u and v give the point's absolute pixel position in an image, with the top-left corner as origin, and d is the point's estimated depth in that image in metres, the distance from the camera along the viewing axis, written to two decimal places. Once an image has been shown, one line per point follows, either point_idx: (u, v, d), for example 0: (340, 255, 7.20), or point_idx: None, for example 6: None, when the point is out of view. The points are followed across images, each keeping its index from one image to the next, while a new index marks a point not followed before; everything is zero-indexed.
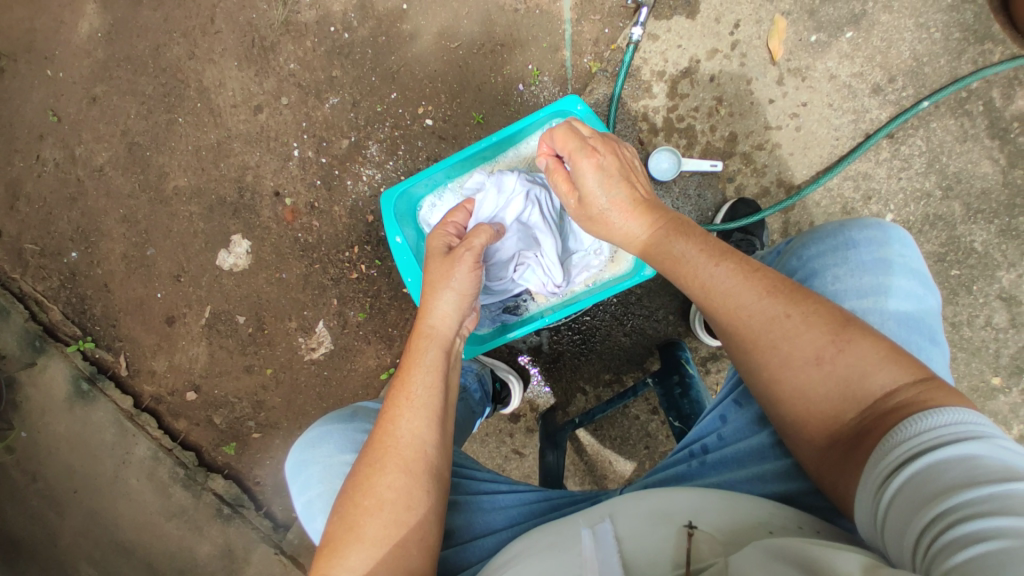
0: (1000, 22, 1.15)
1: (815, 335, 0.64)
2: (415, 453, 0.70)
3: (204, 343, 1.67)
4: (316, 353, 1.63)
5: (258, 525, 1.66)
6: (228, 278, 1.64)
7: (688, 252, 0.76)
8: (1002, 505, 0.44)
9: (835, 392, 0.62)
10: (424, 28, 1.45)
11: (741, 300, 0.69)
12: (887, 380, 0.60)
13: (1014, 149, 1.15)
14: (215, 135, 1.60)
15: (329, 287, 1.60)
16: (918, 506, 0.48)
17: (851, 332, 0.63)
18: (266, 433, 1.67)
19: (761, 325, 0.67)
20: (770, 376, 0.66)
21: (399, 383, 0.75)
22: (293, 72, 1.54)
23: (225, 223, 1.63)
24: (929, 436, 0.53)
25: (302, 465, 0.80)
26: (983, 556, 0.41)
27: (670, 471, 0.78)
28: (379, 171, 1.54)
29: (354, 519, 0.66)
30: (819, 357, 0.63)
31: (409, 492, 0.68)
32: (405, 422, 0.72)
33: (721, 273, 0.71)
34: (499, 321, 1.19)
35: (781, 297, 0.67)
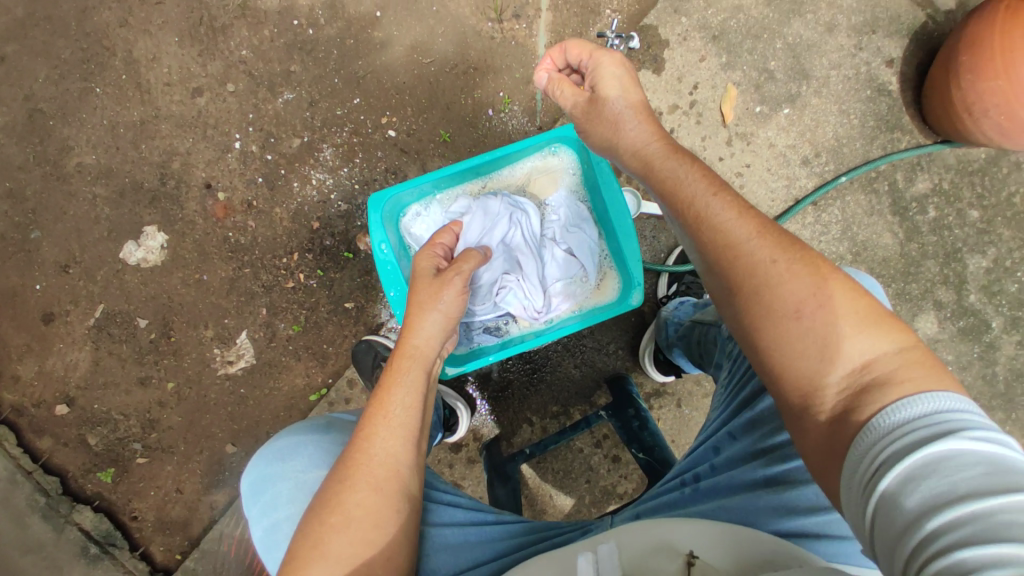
0: (910, 114, 1.28)
1: (799, 287, 0.64)
2: (388, 471, 0.66)
3: (89, 347, 1.42)
4: (232, 367, 1.45)
5: (131, 569, 1.39)
6: (131, 274, 1.43)
7: (684, 187, 0.77)
8: (1000, 523, 0.40)
9: (815, 351, 0.62)
10: (396, 39, 1.42)
11: (731, 236, 0.70)
12: (871, 345, 0.60)
13: (910, 225, 1.28)
14: (140, 113, 1.41)
15: (258, 294, 1.45)
16: (908, 514, 0.45)
17: (835, 284, 0.64)
18: (155, 457, 1.43)
19: (750, 266, 0.67)
20: (756, 317, 0.66)
21: (376, 398, 0.71)
22: (244, 59, 1.42)
23: (137, 212, 1.42)
24: (921, 430, 0.49)
25: (266, 482, 0.73)
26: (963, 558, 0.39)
27: (658, 501, 0.71)
28: (330, 176, 1.44)
29: (317, 538, 0.61)
30: (803, 306, 0.63)
31: (379, 512, 0.63)
32: (382, 438, 0.68)
33: (723, 209, 0.72)
34: (478, 341, 1.13)
35: (770, 241, 0.68)
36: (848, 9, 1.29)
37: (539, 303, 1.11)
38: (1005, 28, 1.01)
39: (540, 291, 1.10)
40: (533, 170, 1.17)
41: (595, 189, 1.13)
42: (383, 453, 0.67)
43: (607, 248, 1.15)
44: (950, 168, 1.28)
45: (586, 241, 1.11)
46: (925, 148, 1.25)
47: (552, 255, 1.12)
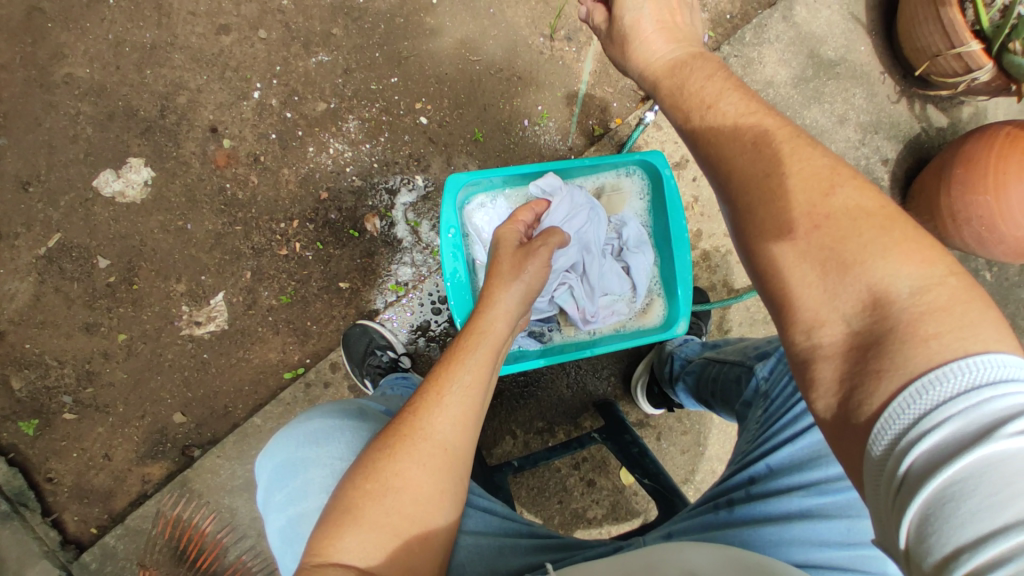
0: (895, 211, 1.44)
1: (803, 208, 0.60)
2: (438, 448, 0.62)
3: (34, 279, 1.25)
4: (199, 329, 1.32)
5: (36, 537, 1.22)
6: (102, 207, 1.27)
7: (690, 114, 0.73)
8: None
9: (823, 282, 0.57)
10: (447, 29, 1.40)
11: (730, 159, 0.66)
12: (885, 272, 0.54)
13: None
14: (153, 36, 1.29)
15: (246, 256, 1.34)
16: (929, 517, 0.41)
17: (838, 195, 0.59)
18: (87, 415, 1.26)
19: (751, 184, 0.64)
20: (753, 241, 0.63)
21: (438, 373, 0.68)
22: (283, 9, 1.34)
23: (124, 140, 1.28)
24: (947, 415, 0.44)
25: (295, 468, 0.68)
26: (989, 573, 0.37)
27: (696, 523, 0.74)
28: (350, 150, 1.38)
29: (351, 502, 0.58)
30: (811, 223, 0.59)
31: (421, 488, 0.60)
32: (435, 412, 0.64)
33: (734, 131, 0.67)
34: (520, 343, 1.14)
35: (769, 157, 0.63)
36: (859, 107, 1.44)
37: (589, 308, 1.12)
38: (1001, 153, 1.13)
39: (593, 297, 1.12)
40: (603, 187, 1.20)
41: (660, 217, 1.17)
42: (433, 428, 0.63)
43: (659, 275, 1.19)
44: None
45: (645, 264, 1.14)
46: None
47: (613, 269, 1.13)
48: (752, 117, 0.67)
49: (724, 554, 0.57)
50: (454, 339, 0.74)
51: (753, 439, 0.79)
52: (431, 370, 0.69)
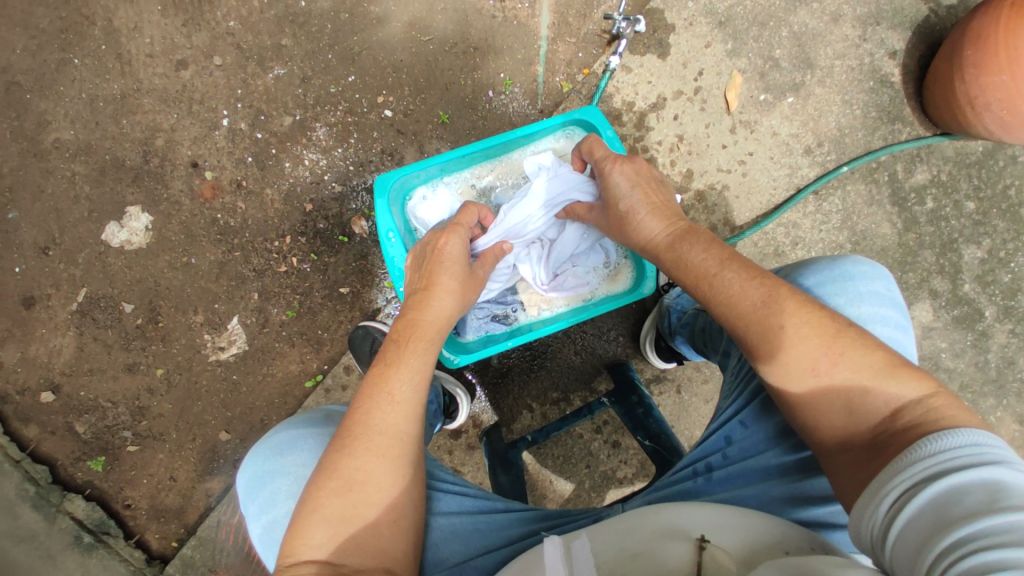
0: (910, 107, 1.29)
1: (811, 347, 0.62)
2: (392, 438, 0.67)
3: (72, 333, 1.36)
4: (223, 353, 1.41)
5: (125, 558, 1.37)
6: (115, 257, 1.36)
7: (694, 255, 0.76)
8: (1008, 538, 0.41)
9: (839, 405, 0.61)
10: (394, 14, 1.37)
11: (740, 308, 0.68)
12: (892, 399, 0.59)
13: (909, 216, 1.28)
14: (121, 86, 1.34)
15: (250, 279, 1.40)
16: (935, 531, 0.45)
17: (843, 342, 0.61)
18: (148, 445, 1.39)
19: (761, 335, 0.66)
20: (772, 386, 0.66)
21: (383, 369, 0.72)
22: (232, 31, 1.35)
23: (119, 190, 1.35)
24: (940, 460, 0.50)
25: (263, 478, 0.72)
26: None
27: (676, 488, 0.74)
28: (324, 157, 1.39)
29: (315, 501, 0.62)
30: (815, 368, 0.62)
31: (384, 476, 0.65)
32: (385, 409, 0.68)
33: (730, 282, 0.70)
34: (485, 329, 1.14)
35: (777, 307, 0.65)
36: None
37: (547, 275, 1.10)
38: (1010, 24, 1.03)
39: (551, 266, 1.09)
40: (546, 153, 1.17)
41: None
42: (385, 423, 0.67)
43: None
44: (948, 160, 1.29)
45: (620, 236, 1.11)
46: (925, 139, 1.25)
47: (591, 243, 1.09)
48: (751, 278, 0.69)
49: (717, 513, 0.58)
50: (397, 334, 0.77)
51: (728, 394, 0.81)
52: (373, 367, 0.72)
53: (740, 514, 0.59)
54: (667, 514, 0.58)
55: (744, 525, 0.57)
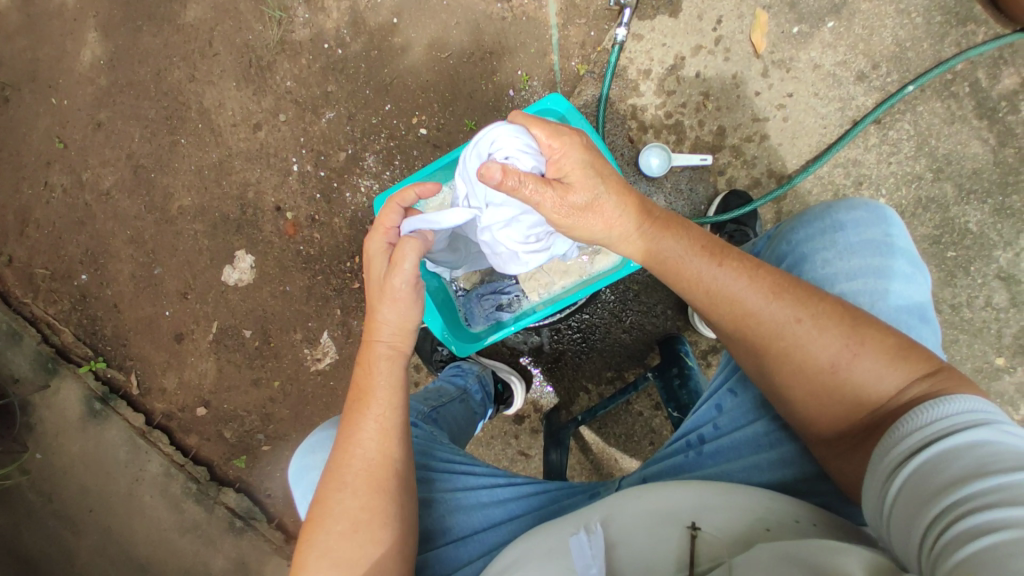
0: (981, 4, 1.20)
1: (830, 339, 0.68)
2: (382, 471, 0.75)
3: (212, 358, 1.68)
4: (321, 363, 1.64)
5: (269, 537, 1.66)
6: (232, 293, 1.66)
7: (689, 250, 0.80)
8: (1007, 496, 0.47)
9: (850, 399, 0.67)
10: (414, 40, 1.50)
11: (751, 305, 0.73)
12: (899, 381, 0.64)
13: (1002, 128, 1.20)
14: (216, 154, 1.64)
15: (332, 298, 1.62)
16: (928, 497, 0.52)
17: (861, 333, 0.67)
18: (274, 445, 1.66)
19: (774, 330, 0.71)
20: (783, 383, 0.72)
21: (358, 407, 0.79)
22: (289, 89, 1.58)
23: (228, 239, 1.65)
24: (939, 427, 0.57)
25: (303, 470, 0.85)
26: (979, 552, 0.44)
27: (669, 462, 0.81)
28: (375, 182, 1.56)
29: (326, 545, 0.72)
30: (834, 363, 0.67)
31: (382, 509, 0.74)
32: (369, 444, 0.76)
33: (732, 277, 0.75)
34: (494, 318, 1.26)
35: (788, 299, 0.71)
36: None
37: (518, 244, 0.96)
38: None
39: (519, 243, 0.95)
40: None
41: None
42: (372, 458, 0.76)
43: None
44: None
45: None
46: (1005, 38, 1.16)
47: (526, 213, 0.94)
48: (759, 272, 0.74)
49: (696, 499, 0.64)
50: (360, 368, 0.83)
51: (721, 367, 0.87)
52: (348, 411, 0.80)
53: (722, 495, 0.65)
54: (657, 501, 0.65)
55: (728, 504, 0.64)
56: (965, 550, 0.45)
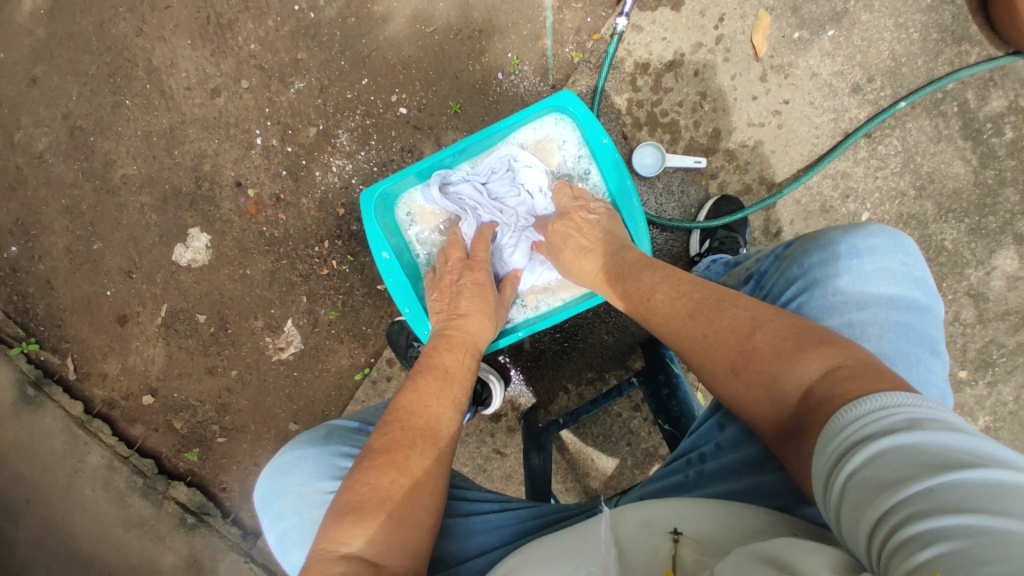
0: (976, 24, 1.23)
1: (725, 351, 0.70)
2: (449, 444, 0.78)
3: (161, 344, 1.53)
4: (284, 353, 1.51)
5: (225, 534, 1.55)
6: (185, 274, 1.51)
7: (653, 293, 0.84)
8: (953, 501, 0.41)
9: (762, 397, 0.66)
10: (397, 10, 1.39)
11: (677, 327, 0.78)
12: (802, 376, 0.62)
13: (985, 150, 1.24)
14: (168, 120, 1.47)
15: (298, 284, 1.50)
16: (873, 496, 0.46)
17: (756, 338, 0.68)
18: (231, 437, 1.54)
19: (690, 347, 0.75)
20: (710, 389, 0.74)
21: (445, 380, 0.86)
22: (254, 53, 1.43)
23: (181, 216, 1.49)
24: (871, 421, 0.52)
25: (273, 495, 0.79)
26: (933, 563, 0.38)
27: (669, 481, 0.83)
28: (349, 162, 1.45)
29: (387, 493, 0.68)
30: (734, 367, 0.69)
31: (442, 480, 0.73)
32: (450, 413, 0.82)
33: (678, 296, 0.80)
34: None
35: (700, 318, 0.75)
36: None
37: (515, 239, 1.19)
38: None
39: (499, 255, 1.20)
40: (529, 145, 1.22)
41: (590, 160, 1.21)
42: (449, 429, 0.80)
43: None
44: None
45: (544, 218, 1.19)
46: (996, 60, 1.19)
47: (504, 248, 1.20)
48: (680, 300, 0.80)
49: (693, 513, 0.62)
50: (450, 351, 0.93)
51: None
52: (431, 376, 0.86)
53: (717, 508, 0.63)
54: (647, 513, 0.63)
55: (716, 517, 0.61)
56: (919, 555, 0.39)
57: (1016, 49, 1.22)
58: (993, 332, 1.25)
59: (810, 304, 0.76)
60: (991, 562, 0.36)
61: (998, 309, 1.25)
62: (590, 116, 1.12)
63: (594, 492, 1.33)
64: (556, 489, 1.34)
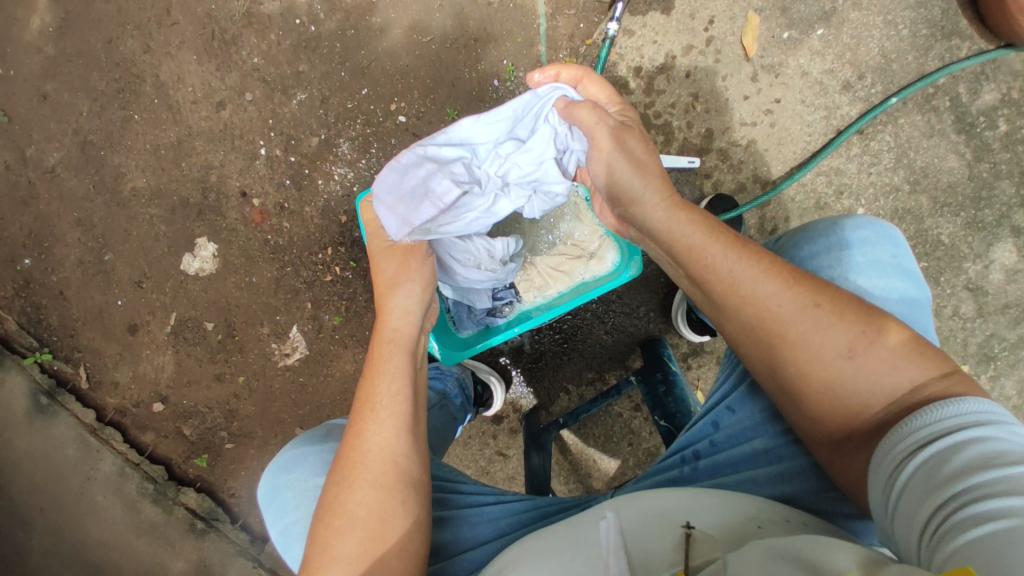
0: (965, 19, 1.24)
1: (846, 329, 0.67)
2: (382, 465, 0.74)
3: (170, 352, 1.57)
4: (290, 359, 1.54)
5: (234, 538, 1.58)
6: (193, 283, 1.55)
7: (704, 245, 0.80)
8: (1012, 490, 0.47)
9: (860, 392, 0.66)
10: (394, 22, 1.43)
11: (769, 287, 0.73)
12: (911, 377, 0.64)
13: (979, 143, 1.24)
14: (175, 133, 1.52)
15: (302, 290, 1.52)
16: (933, 487, 0.52)
17: (877, 323, 0.67)
18: (239, 442, 1.57)
19: (790, 317, 0.71)
20: (799, 372, 0.69)
21: (365, 397, 0.80)
22: (257, 67, 1.48)
23: (188, 226, 1.53)
24: (940, 422, 0.57)
25: (275, 492, 0.81)
26: (992, 541, 0.44)
27: (666, 475, 0.81)
28: (350, 170, 1.48)
29: (326, 541, 0.68)
30: (851, 349, 0.67)
31: (382, 506, 0.71)
32: (375, 431, 0.76)
33: (748, 261, 0.76)
34: (484, 323, 1.24)
35: (806, 287, 0.71)
36: None
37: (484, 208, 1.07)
38: None
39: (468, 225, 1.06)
40: None
41: None
42: (377, 448, 0.75)
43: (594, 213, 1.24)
44: (1017, 74, 1.24)
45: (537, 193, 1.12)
46: (986, 54, 1.20)
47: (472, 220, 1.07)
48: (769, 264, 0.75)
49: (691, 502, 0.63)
50: (370, 358, 0.87)
51: (717, 385, 0.89)
52: (355, 399, 0.81)
53: (710, 496, 0.64)
54: (641, 503, 0.64)
55: (719, 506, 0.63)
56: (977, 532, 0.46)
57: (1007, 42, 1.23)
58: (993, 325, 1.24)
59: None
60: None
61: (997, 303, 1.24)
62: None
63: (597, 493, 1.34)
64: (559, 489, 1.35)
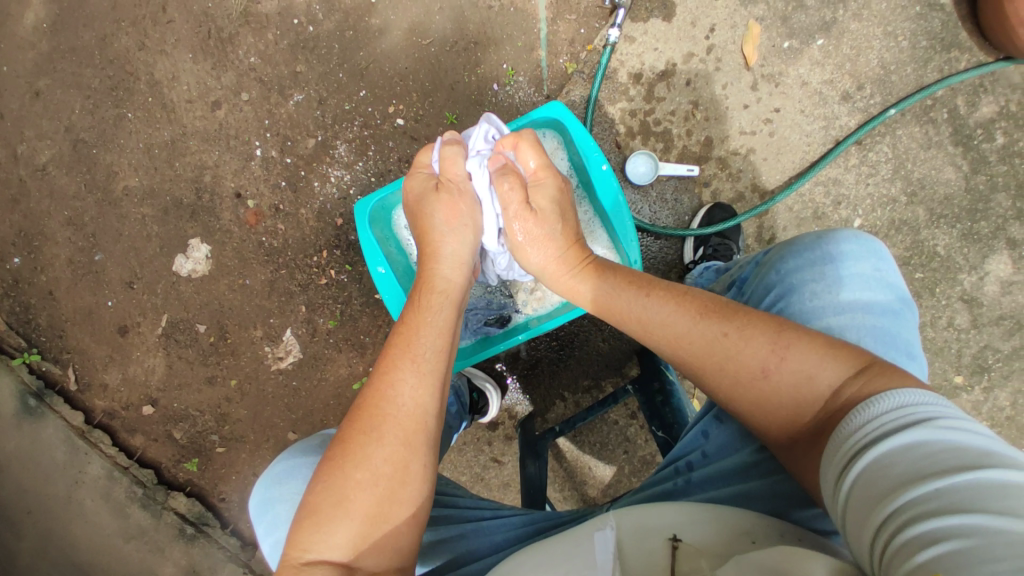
0: (963, 32, 1.25)
1: (757, 347, 0.68)
2: (415, 423, 0.72)
3: (161, 353, 1.54)
4: (283, 362, 1.52)
5: (224, 544, 1.55)
6: (185, 284, 1.52)
7: (621, 294, 0.85)
8: (956, 501, 0.44)
9: (788, 404, 0.66)
10: (393, 24, 1.42)
11: (677, 329, 0.76)
12: (833, 379, 0.63)
13: (976, 156, 1.25)
14: (169, 132, 1.49)
15: (297, 293, 1.51)
16: (879, 499, 0.49)
17: (788, 336, 0.67)
18: (230, 446, 1.55)
19: (705, 348, 0.72)
20: (726, 398, 0.71)
21: (406, 344, 0.78)
22: (253, 67, 1.46)
23: (182, 227, 1.51)
24: (883, 425, 0.54)
25: (268, 504, 0.79)
26: (940, 559, 0.41)
27: (657, 489, 0.82)
28: (347, 173, 1.47)
29: (341, 491, 0.66)
30: (765, 369, 0.67)
31: (406, 465, 0.69)
32: (413, 386, 0.74)
33: (657, 305, 0.79)
34: (481, 332, 1.23)
35: (714, 318, 0.73)
36: None
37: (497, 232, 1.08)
38: None
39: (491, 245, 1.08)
40: None
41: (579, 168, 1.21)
42: (409, 403, 0.73)
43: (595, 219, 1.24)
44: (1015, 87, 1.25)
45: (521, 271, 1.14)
46: (985, 67, 1.21)
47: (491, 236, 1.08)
48: (680, 295, 0.79)
49: (687, 516, 0.62)
50: (413, 307, 0.86)
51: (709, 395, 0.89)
52: (394, 346, 0.79)
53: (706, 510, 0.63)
54: (637, 518, 0.63)
55: (710, 520, 0.62)
56: (924, 553, 0.42)
57: (1006, 55, 1.23)
58: (987, 337, 1.25)
59: (789, 310, 0.78)
60: (993, 558, 0.39)
61: (992, 314, 1.25)
62: (578, 125, 1.12)
63: (592, 501, 1.33)
64: (554, 497, 1.34)
